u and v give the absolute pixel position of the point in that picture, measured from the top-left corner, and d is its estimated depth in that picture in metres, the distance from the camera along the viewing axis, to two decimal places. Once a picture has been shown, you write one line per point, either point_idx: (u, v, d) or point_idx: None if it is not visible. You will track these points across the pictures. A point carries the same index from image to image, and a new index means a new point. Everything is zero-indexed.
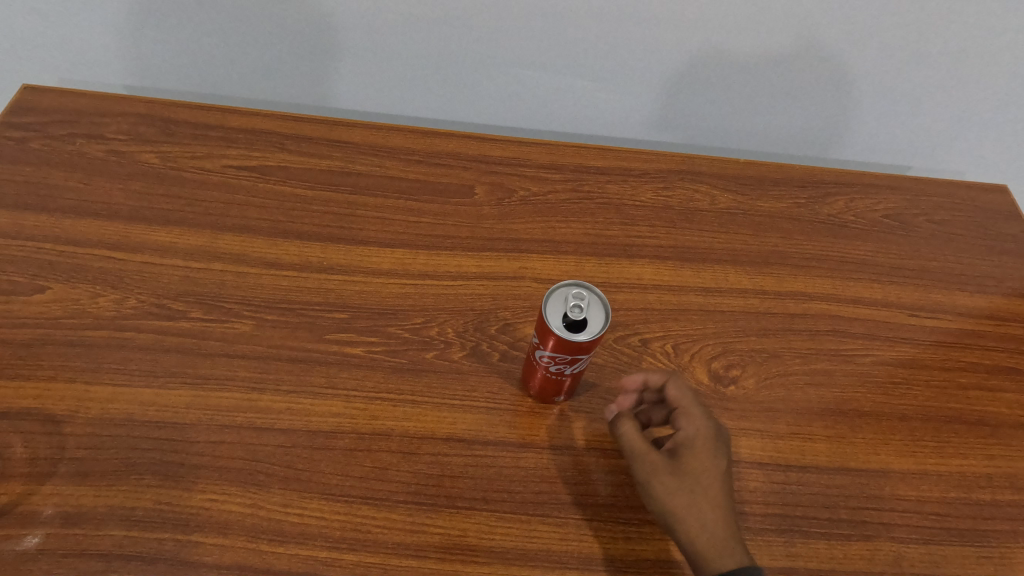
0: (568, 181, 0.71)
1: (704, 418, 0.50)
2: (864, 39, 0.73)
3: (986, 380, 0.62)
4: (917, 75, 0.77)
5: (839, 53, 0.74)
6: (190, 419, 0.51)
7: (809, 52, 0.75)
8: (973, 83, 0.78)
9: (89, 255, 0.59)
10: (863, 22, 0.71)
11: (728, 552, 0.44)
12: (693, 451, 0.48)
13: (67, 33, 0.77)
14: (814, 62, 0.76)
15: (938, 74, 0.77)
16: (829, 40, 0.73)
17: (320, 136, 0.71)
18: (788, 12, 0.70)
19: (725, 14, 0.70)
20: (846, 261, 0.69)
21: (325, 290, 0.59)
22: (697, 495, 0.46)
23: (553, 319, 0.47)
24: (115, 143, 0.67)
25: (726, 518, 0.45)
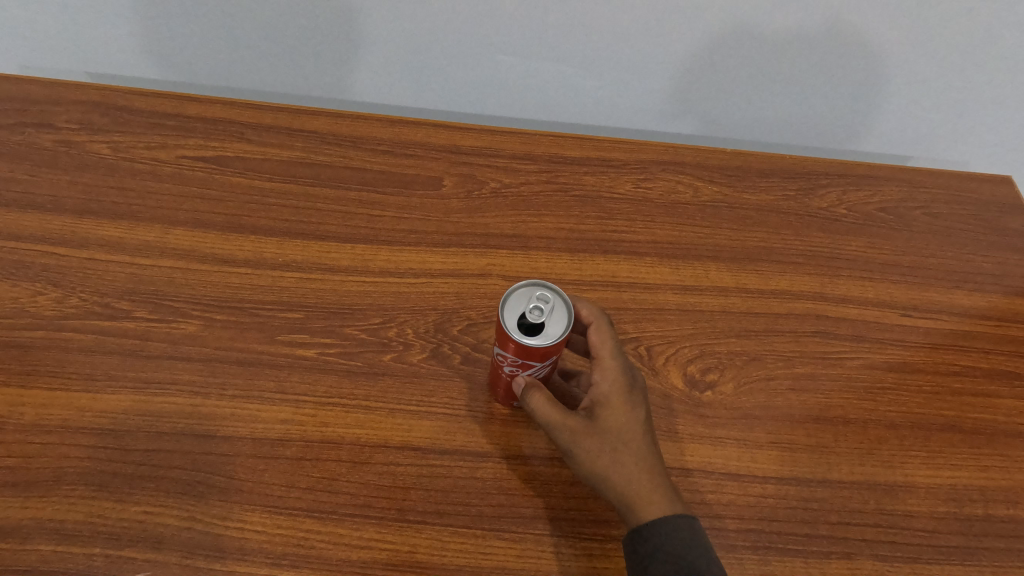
0: (543, 172, 0.68)
1: (618, 369, 0.48)
2: (859, 23, 0.68)
3: (983, 385, 0.58)
4: (917, 61, 0.72)
5: (833, 39, 0.70)
6: (128, 426, 0.48)
7: (800, 35, 0.70)
8: (977, 69, 0.73)
9: (31, 251, 0.56)
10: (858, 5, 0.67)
11: (656, 500, 0.42)
12: (609, 405, 0.46)
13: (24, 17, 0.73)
14: (806, 47, 0.72)
15: (939, 59, 0.72)
16: (822, 24, 0.69)
17: (281, 125, 0.67)
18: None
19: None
20: (836, 258, 0.65)
21: (278, 288, 0.56)
22: (618, 449, 0.44)
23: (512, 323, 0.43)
24: (66, 132, 0.64)
25: (649, 465, 0.44)
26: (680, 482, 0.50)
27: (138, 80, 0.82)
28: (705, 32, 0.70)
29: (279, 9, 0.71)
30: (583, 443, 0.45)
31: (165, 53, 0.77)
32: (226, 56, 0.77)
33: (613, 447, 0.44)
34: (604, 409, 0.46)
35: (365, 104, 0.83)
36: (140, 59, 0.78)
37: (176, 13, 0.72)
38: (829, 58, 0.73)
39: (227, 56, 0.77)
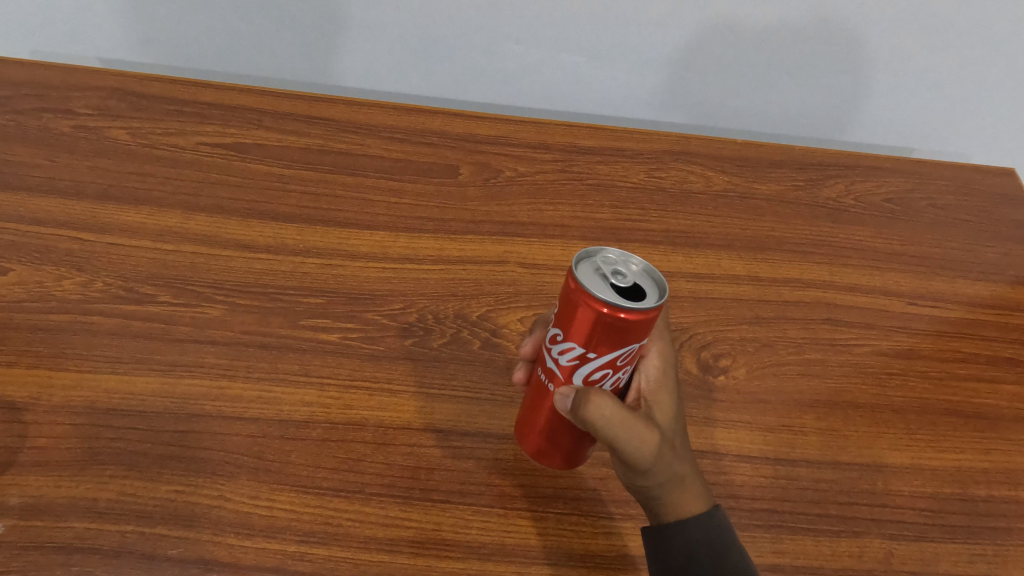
0: (557, 161, 0.69)
1: (667, 349, 0.48)
2: (850, 13, 0.74)
3: (986, 371, 0.60)
4: (908, 49, 0.77)
5: (827, 28, 0.75)
6: (154, 407, 0.49)
7: (797, 24, 0.75)
8: (963, 58, 0.77)
9: (54, 235, 0.56)
10: None
11: (699, 498, 0.44)
12: (662, 391, 0.46)
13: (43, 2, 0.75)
14: (802, 37, 0.76)
15: (927, 48, 0.77)
16: (815, 13, 0.74)
17: (299, 114, 0.69)
18: None
19: None
20: (845, 247, 0.66)
21: (299, 273, 0.57)
22: (674, 444, 0.44)
23: (594, 284, 0.39)
24: (85, 118, 0.65)
25: (692, 460, 0.45)
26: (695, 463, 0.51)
27: (153, 68, 0.81)
28: (707, 18, 0.74)
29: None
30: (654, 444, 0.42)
31: (180, 40, 0.78)
32: (241, 43, 0.78)
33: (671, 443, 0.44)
34: (657, 396, 0.46)
35: (371, 93, 0.83)
36: (153, 45, 0.79)
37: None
38: (825, 48, 0.77)
39: (242, 43, 0.78)
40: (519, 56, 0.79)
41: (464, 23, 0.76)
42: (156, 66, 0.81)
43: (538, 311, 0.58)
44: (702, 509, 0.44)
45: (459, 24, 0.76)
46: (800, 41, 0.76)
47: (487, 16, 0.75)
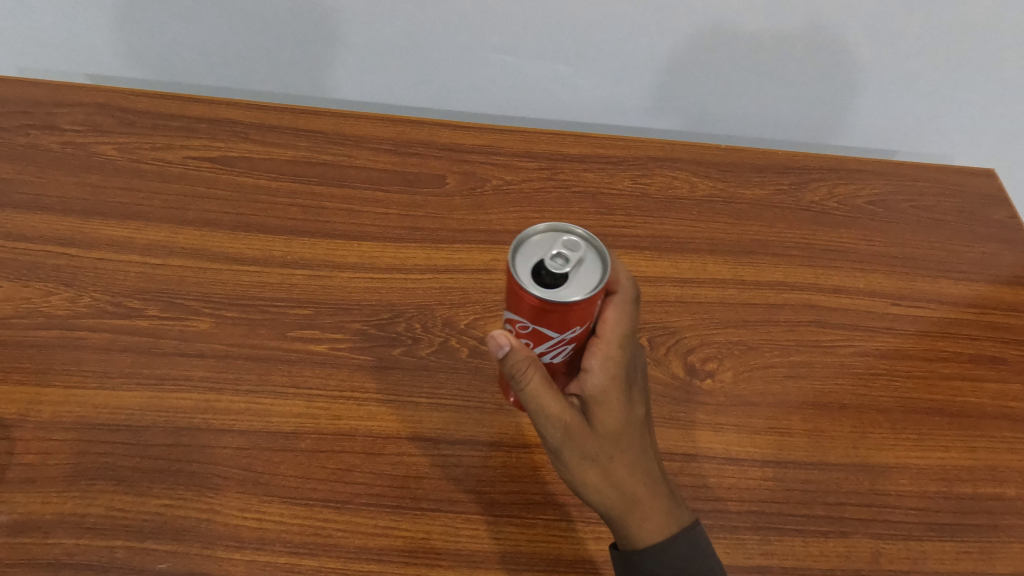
0: (543, 169, 0.70)
1: (614, 359, 0.46)
2: (837, 24, 0.74)
3: (970, 370, 0.60)
4: (894, 57, 0.78)
5: (814, 39, 0.76)
6: (143, 421, 0.49)
7: (782, 37, 0.76)
8: (950, 64, 0.78)
9: (41, 251, 0.57)
10: (836, 6, 0.72)
11: (648, 523, 0.44)
12: (603, 402, 0.45)
13: (34, 22, 0.76)
14: (788, 47, 0.77)
15: (913, 56, 0.78)
16: (803, 25, 0.75)
17: (285, 126, 0.69)
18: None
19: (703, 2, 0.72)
20: (829, 250, 0.67)
21: (288, 285, 0.57)
22: (614, 455, 0.44)
23: (525, 280, 0.39)
24: (72, 134, 0.65)
25: (643, 477, 0.45)
26: (683, 467, 0.52)
27: (152, 83, 0.84)
28: (694, 30, 0.75)
29: (286, 15, 0.75)
30: (583, 451, 0.44)
31: (172, 56, 0.80)
32: (234, 59, 0.81)
33: (607, 459, 0.44)
34: (597, 405, 0.45)
35: (363, 103, 0.86)
36: (146, 61, 0.81)
37: (186, 18, 0.76)
38: (809, 57, 0.78)
39: (235, 59, 0.81)
40: (507, 68, 0.80)
41: (453, 37, 0.77)
42: (154, 81, 0.84)
43: None
44: (652, 535, 0.43)
45: (447, 38, 0.77)
46: (786, 50, 0.78)
47: (475, 27, 0.76)
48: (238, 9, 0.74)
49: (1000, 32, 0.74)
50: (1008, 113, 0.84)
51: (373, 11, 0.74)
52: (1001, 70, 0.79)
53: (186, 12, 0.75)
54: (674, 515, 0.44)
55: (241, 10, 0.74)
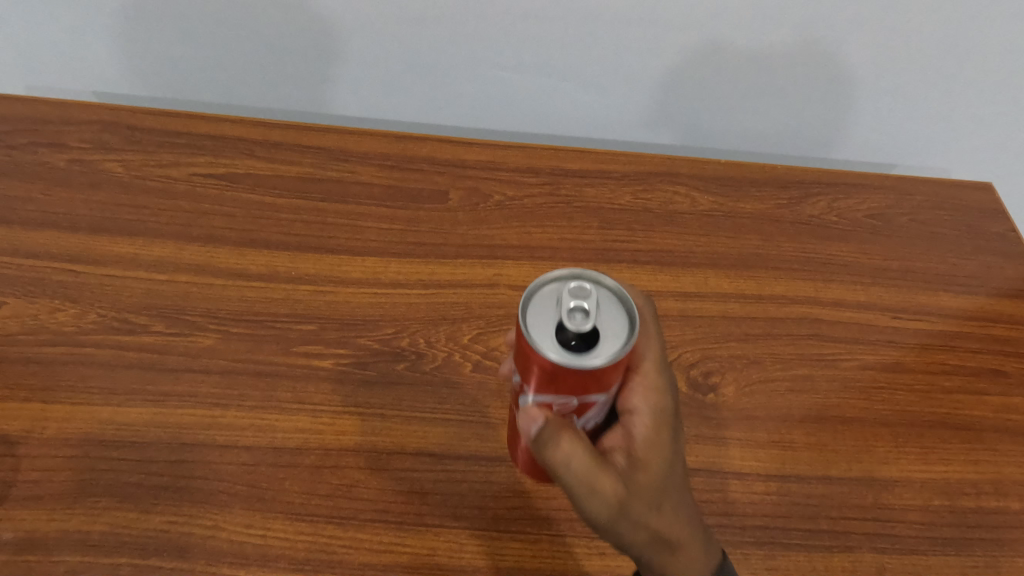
0: (545, 185, 0.70)
1: (658, 404, 0.45)
2: (834, 42, 0.76)
3: (971, 383, 0.61)
4: (890, 74, 0.79)
5: (811, 56, 0.77)
6: (149, 437, 0.50)
7: (780, 54, 0.77)
8: (946, 80, 0.79)
9: (48, 268, 0.57)
10: (832, 25, 0.74)
11: (692, 564, 0.44)
12: (649, 453, 0.44)
13: (43, 42, 0.78)
14: (785, 65, 0.79)
15: (909, 72, 0.79)
16: (800, 43, 0.76)
17: (289, 142, 0.70)
18: (761, 17, 0.73)
19: (702, 21, 0.73)
20: (829, 263, 0.68)
21: (292, 300, 0.58)
22: (660, 508, 0.43)
23: (542, 342, 0.37)
24: (79, 152, 0.66)
25: (685, 523, 0.44)
26: None
27: (160, 101, 0.86)
28: (693, 49, 0.76)
29: (292, 34, 0.76)
30: (633, 506, 0.42)
31: (178, 74, 0.82)
32: (239, 76, 0.82)
33: (653, 514, 0.43)
34: (642, 456, 0.44)
35: (366, 119, 0.87)
36: (152, 78, 0.82)
37: (193, 37, 0.77)
38: (806, 74, 0.80)
39: (241, 76, 0.82)
40: (508, 85, 0.82)
41: (455, 54, 0.78)
42: (161, 99, 0.85)
43: None
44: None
45: (449, 56, 0.78)
46: (784, 68, 0.79)
47: (478, 46, 0.77)
48: (245, 29, 0.76)
49: (994, 50, 0.76)
50: (1004, 127, 0.85)
51: (378, 30, 0.75)
52: (996, 86, 0.80)
53: (194, 31, 0.76)
54: (711, 558, 0.45)
55: (247, 30, 0.76)
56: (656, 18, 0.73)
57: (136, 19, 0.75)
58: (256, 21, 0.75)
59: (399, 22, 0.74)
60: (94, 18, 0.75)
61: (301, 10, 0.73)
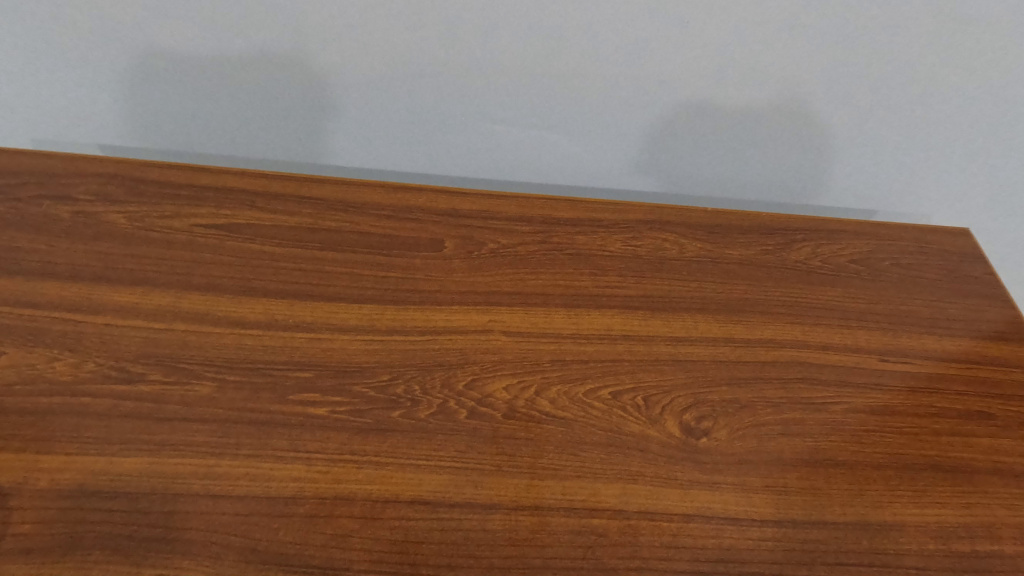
0: (538, 233, 0.72)
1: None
2: (804, 94, 0.81)
3: (960, 426, 0.61)
4: (860, 124, 0.84)
5: (784, 108, 0.83)
6: (142, 488, 0.49)
7: (755, 108, 0.83)
8: (911, 130, 0.85)
9: (48, 318, 0.58)
10: (801, 79, 0.80)
11: None
12: None
13: (59, 96, 0.82)
14: (762, 117, 0.84)
15: (877, 123, 0.84)
16: (773, 97, 0.81)
17: (289, 193, 0.72)
18: (734, 72, 0.79)
19: (679, 75, 0.79)
20: (815, 307, 0.69)
21: (289, 348, 0.59)
22: None
23: None
24: (83, 204, 0.67)
25: None
26: (681, 528, 0.52)
27: (162, 152, 0.88)
28: (673, 100, 0.82)
29: (299, 88, 0.81)
30: None
31: (187, 127, 0.86)
32: (246, 129, 0.86)
33: None
34: None
35: (367, 171, 0.90)
36: (161, 131, 0.86)
37: (204, 91, 0.82)
38: (781, 125, 0.85)
39: (248, 129, 0.86)
40: (502, 136, 0.86)
41: (452, 108, 0.83)
42: (163, 150, 0.88)
43: (522, 377, 0.59)
44: None
45: (446, 109, 0.83)
46: (762, 117, 0.84)
47: (473, 98, 0.82)
48: (249, 78, 0.80)
49: (951, 103, 0.82)
50: (976, 173, 0.90)
51: (380, 84, 0.81)
52: (959, 136, 0.85)
53: (205, 86, 0.81)
54: None
55: (257, 84, 0.81)
56: (637, 72, 0.79)
57: (151, 73, 0.80)
58: (266, 76, 0.80)
59: (400, 76, 0.80)
60: (112, 73, 0.80)
61: (304, 60, 0.78)
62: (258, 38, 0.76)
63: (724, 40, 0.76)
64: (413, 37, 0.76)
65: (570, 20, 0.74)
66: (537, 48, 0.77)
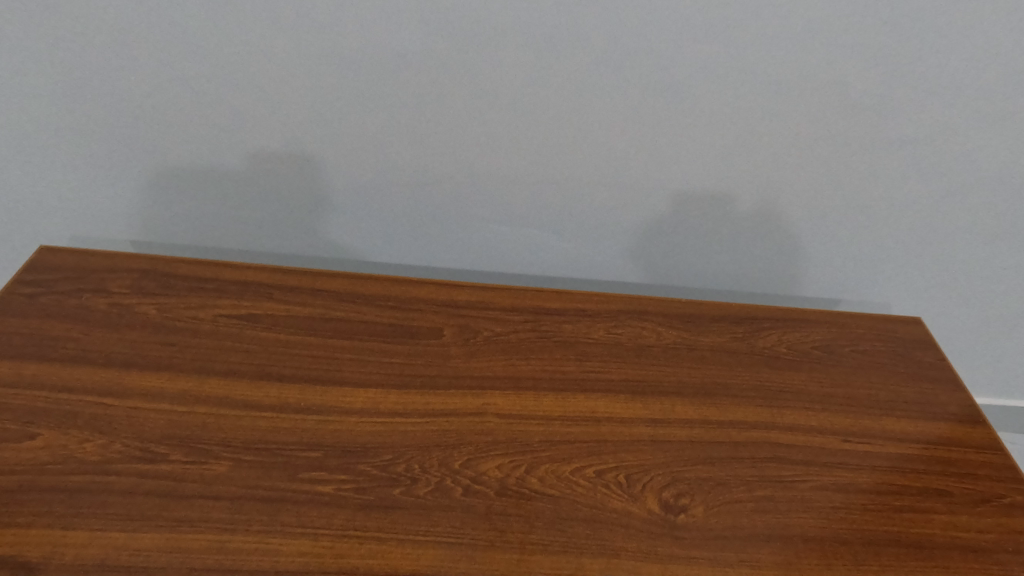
0: (528, 321, 0.79)
1: None
2: (765, 199, 0.92)
3: (920, 503, 0.66)
4: (818, 225, 0.95)
5: (748, 210, 0.93)
6: (161, 563, 0.53)
7: (723, 210, 0.94)
8: (864, 229, 0.95)
9: (80, 401, 0.63)
10: (761, 187, 0.91)
11: None
12: None
13: (102, 199, 0.92)
14: (730, 218, 0.94)
15: (833, 224, 0.95)
16: (737, 201, 0.92)
17: (304, 286, 0.79)
18: (702, 180, 0.90)
19: (655, 183, 0.91)
20: (782, 390, 0.76)
21: (300, 428, 0.64)
22: None
23: None
24: (118, 296, 0.74)
25: None
26: None
27: (185, 246, 0.98)
28: (650, 204, 0.93)
29: (319, 194, 0.92)
30: None
31: (214, 226, 0.95)
32: (267, 228, 0.96)
33: None
34: None
35: (377, 265, 1.00)
36: (191, 230, 0.96)
37: (233, 196, 0.92)
38: (748, 226, 0.95)
39: (269, 228, 0.96)
40: (499, 233, 0.96)
41: (454, 210, 0.94)
42: (187, 245, 0.97)
43: (514, 457, 0.64)
44: None
45: (450, 211, 0.94)
46: (730, 218, 0.94)
47: (474, 202, 0.93)
48: (270, 183, 0.91)
49: (896, 207, 0.93)
50: (926, 266, 1.00)
51: (391, 190, 0.91)
52: (908, 234, 0.96)
53: (235, 191, 0.92)
54: None
55: (281, 190, 0.91)
56: (619, 180, 0.90)
57: (187, 180, 0.90)
58: (290, 183, 0.91)
59: (409, 183, 0.91)
60: (151, 179, 0.90)
61: (320, 168, 0.89)
62: (280, 150, 0.87)
63: (686, 153, 0.88)
64: (421, 151, 0.88)
65: (553, 138, 0.86)
66: (529, 161, 0.89)
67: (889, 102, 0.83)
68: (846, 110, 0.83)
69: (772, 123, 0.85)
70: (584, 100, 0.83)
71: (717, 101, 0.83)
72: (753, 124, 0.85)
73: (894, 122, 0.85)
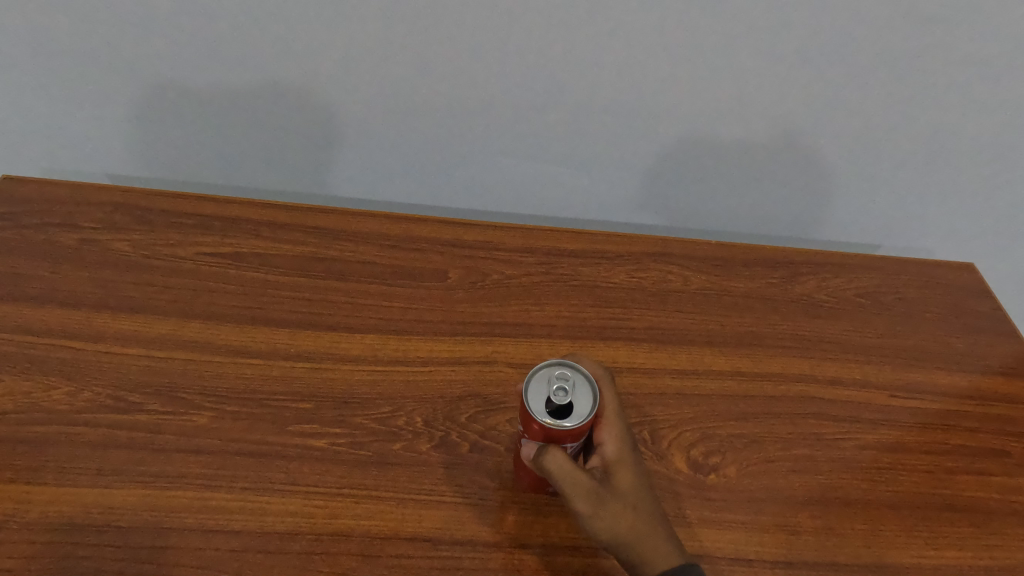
0: (541, 264, 0.72)
1: (619, 429, 0.52)
2: (805, 133, 0.82)
3: (975, 463, 0.60)
4: (861, 163, 0.85)
5: (784, 146, 0.84)
6: (135, 521, 0.48)
7: (756, 145, 0.84)
8: (915, 166, 0.85)
9: (46, 345, 0.57)
10: (801, 121, 0.80)
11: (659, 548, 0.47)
12: (618, 471, 0.51)
13: (75, 129, 0.84)
14: (763, 154, 0.85)
15: (879, 161, 0.85)
16: (772, 135, 0.82)
17: (294, 223, 0.72)
18: (735, 113, 0.79)
19: (682, 115, 0.80)
20: (823, 341, 0.69)
21: (290, 377, 0.58)
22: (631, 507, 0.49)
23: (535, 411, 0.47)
24: (89, 232, 0.67)
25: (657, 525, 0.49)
26: None
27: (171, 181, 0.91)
28: (674, 139, 0.83)
29: (308, 125, 0.83)
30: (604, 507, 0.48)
31: (199, 159, 0.88)
32: (257, 162, 0.88)
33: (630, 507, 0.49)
34: (614, 471, 0.51)
35: (376, 200, 0.93)
36: (174, 163, 0.89)
37: (214, 126, 0.83)
38: (783, 163, 0.86)
39: (258, 162, 0.88)
40: (508, 169, 0.88)
41: (457, 144, 0.85)
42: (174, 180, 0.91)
43: None
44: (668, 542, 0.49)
45: (452, 144, 0.85)
46: (763, 154, 0.85)
47: (478, 134, 0.84)
48: (254, 112, 0.82)
49: (957, 145, 0.82)
50: (982, 209, 0.90)
51: (386, 121, 0.82)
52: (967, 175, 0.85)
53: (215, 122, 0.83)
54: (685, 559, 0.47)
55: (265, 120, 0.83)
56: (640, 112, 0.80)
57: (162, 109, 0.81)
58: (273, 113, 0.81)
59: (405, 113, 0.81)
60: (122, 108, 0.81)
61: (316, 98, 0.80)
62: (257, 76, 0.77)
63: (724, 83, 0.76)
64: (417, 78, 0.77)
65: (566, 64, 0.75)
66: (539, 89, 0.78)
67: (973, 21, 0.69)
68: (917, 32, 0.70)
69: (826, 47, 0.72)
70: (606, 19, 0.70)
71: (763, 20, 0.69)
72: (802, 48, 0.72)
73: (978, 47, 0.71)
